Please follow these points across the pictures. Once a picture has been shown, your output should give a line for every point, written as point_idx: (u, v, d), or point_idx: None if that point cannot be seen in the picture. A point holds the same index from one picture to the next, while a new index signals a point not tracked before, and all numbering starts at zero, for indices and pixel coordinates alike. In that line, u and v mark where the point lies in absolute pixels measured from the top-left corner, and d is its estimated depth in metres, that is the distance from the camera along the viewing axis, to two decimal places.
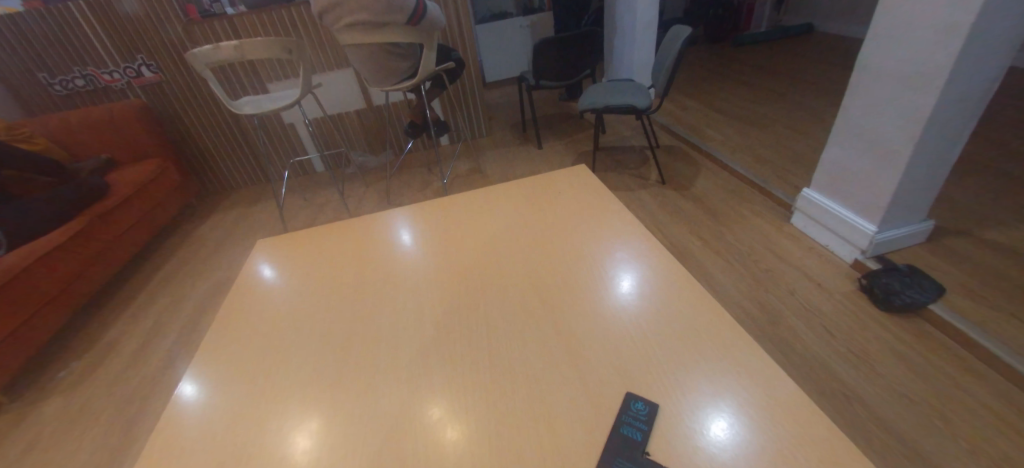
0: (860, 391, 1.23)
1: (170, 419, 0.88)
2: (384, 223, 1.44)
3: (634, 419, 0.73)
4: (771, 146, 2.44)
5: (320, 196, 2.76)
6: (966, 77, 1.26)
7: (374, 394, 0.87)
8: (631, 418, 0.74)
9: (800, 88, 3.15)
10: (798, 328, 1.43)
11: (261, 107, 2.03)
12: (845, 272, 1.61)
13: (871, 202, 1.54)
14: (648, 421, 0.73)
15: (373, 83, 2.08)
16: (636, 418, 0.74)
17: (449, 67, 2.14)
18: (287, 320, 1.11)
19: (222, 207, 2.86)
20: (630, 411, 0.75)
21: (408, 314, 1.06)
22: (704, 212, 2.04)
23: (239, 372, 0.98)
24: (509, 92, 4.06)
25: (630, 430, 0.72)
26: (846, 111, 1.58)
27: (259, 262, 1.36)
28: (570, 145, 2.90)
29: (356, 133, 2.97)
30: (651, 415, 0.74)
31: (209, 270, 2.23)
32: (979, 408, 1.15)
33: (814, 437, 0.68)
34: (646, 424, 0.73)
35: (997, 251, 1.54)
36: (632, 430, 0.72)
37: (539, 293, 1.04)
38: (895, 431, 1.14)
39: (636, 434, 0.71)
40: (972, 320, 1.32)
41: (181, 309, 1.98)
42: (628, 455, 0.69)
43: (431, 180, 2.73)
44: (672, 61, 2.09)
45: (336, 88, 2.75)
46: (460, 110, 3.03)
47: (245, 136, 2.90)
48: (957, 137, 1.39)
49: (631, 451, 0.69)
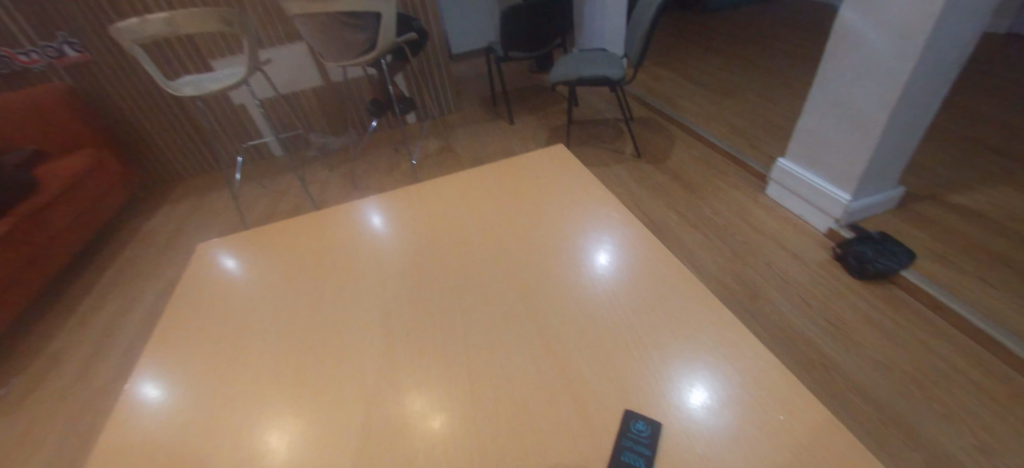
0: (837, 360, 1.26)
1: (119, 427, 0.80)
2: (349, 209, 1.32)
3: (635, 443, 0.64)
4: (744, 115, 2.43)
5: (279, 182, 2.60)
6: (943, 40, 1.23)
7: (339, 404, 0.78)
8: (632, 439, 0.65)
9: (770, 56, 3.15)
10: (776, 300, 1.44)
11: (203, 88, 1.85)
12: (820, 241, 1.63)
13: (846, 170, 1.54)
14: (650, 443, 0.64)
15: (328, 58, 1.92)
16: (638, 439, 0.65)
17: (411, 39, 1.99)
18: (242, 322, 0.99)
19: (172, 198, 2.65)
20: (630, 432, 0.66)
21: (377, 309, 0.96)
22: (681, 185, 2.02)
23: (195, 371, 0.89)
24: (477, 65, 3.90)
25: (632, 457, 0.63)
26: (822, 76, 1.54)
27: (216, 254, 1.24)
28: (542, 120, 2.81)
29: (315, 112, 2.78)
30: (654, 434, 0.65)
31: (161, 268, 2.07)
32: (948, 370, 1.19)
33: (828, 440, 0.61)
34: (648, 448, 0.64)
35: (962, 215, 1.59)
36: (635, 457, 0.62)
37: (519, 281, 0.96)
38: (872, 398, 1.16)
39: (639, 461, 0.62)
40: (942, 285, 1.36)
41: (133, 313, 1.83)
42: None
43: (400, 160, 2.60)
44: (646, 29, 2.01)
45: (290, 63, 2.55)
46: (427, 86, 2.87)
47: (192, 119, 2.68)
48: (931, 101, 1.38)
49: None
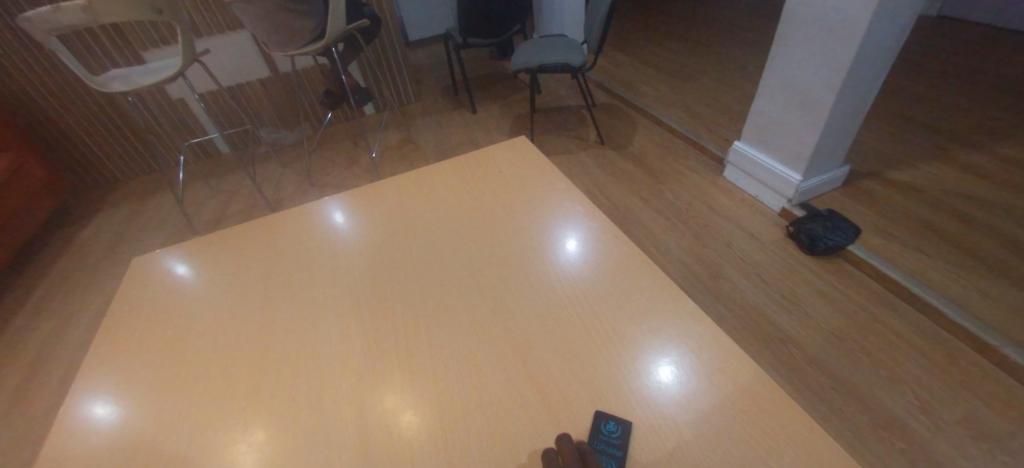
0: (794, 334, 1.33)
1: (58, 455, 0.73)
2: (307, 207, 1.25)
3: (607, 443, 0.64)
4: (701, 99, 2.49)
5: (228, 181, 2.44)
6: (882, 25, 1.29)
7: (304, 418, 0.74)
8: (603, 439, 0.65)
9: (723, 39, 3.23)
10: (737, 280, 1.50)
11: (134, 83, 1.70)
12: (775, 221, 1.71)
13: (796, 151, 1.61)
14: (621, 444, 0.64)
15: (273, 48, 1.81)
16: (609, 440, 0.65)
17: (363, 26, 1.90)
18: (193, 335, 0.92)
19: (108, 203, 2.44)
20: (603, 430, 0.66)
21: (341, 314, 0.92)
22: (643, 171, 2.05)
23: (142, 389, 0.83)
24: (435, 52, 3.79)
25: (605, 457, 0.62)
26: (773, 61, 1.59)
27: (162, 258, 1.15)
28: (505, 108, 2.78)
29: (264, 106, 2.63)
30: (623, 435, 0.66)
31: (101, 281, 1.91)
32: (891, 336, 1.29)
33: (791, 429, 0.64)
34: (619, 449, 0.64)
35: (900, 191, 1.70)
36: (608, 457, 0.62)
37: (488, 278, 0.94)
38: (825, 367, 1.24)
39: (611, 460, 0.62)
40: (885, 257, 1.46)
41: (70, 332, 1.69)
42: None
43: (359, 154, 2.51)
44: (604, 15, 2.00)
45: (232, 53, 2.38)
46: (383, 75, 2.77)
47: (125, 116, 2.46)
48: (872, 84, 1.45)
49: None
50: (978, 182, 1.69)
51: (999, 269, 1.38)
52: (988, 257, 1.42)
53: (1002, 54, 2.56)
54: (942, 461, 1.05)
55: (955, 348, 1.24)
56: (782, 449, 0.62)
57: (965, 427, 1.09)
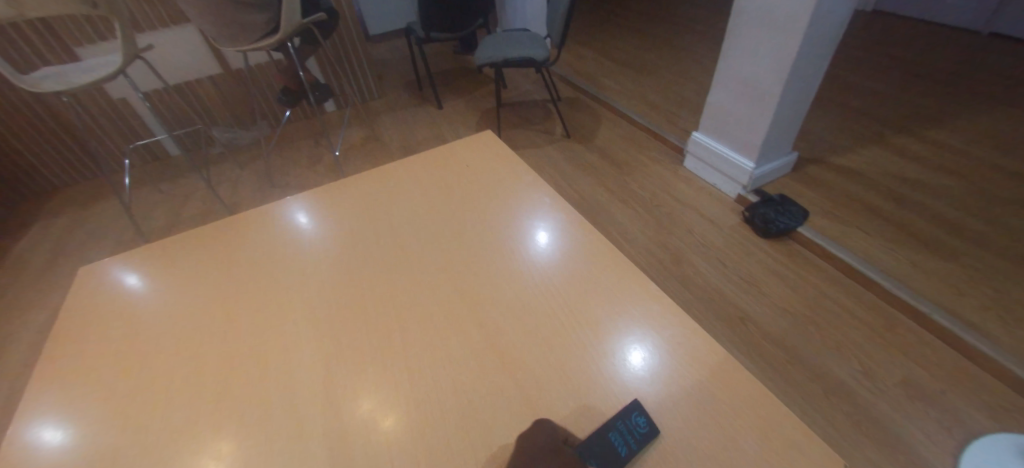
0: (751, 312, 1.41)
1: None
2: (268, 208, 1.21)
3: (630, 430, 0.65)
4: (661, 92, 2.57)
5: (180, 185, 2.32)
6: (822, 19, 1.37)
7: (273, 426, 0.73)
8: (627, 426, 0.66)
9: (680, 33, 3.34)
10: (698, 264, 1.58)
11: (67, 81, 1.58)
12: (732, 207, 1.80)
13: (749, 140, 1.70)
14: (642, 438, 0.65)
15: (223, 42, 1.72)
16: (636, 430, 0.65)
17: (320, 20, 1.84)
18: (151, 347, 0.88)
19: (46, 212, 2.27)
20: (629, 416, 0.67)
21: (310, 316, 0.90)
22: (608, 162, 2.10)
23: (95, 407, 0.79)
24: (397, 47, 3.71)
25: (616, 442, 0.64)
26: (726, 54, 1.66)
27: (111, 269, 1.08)
28: (470, 103, 2.77)
29: (215, 104, 2.50)
30: (650, 431, 0.66)
31: (41, 296, 1.78)
32: (838, 310, 1.39)
33: (752, 402, 0.68)
34: (638, 442, 0.64)
35: (843, 175, 1.82)
36: (622, 441, 0.64)
37: (459, 275, 0.94)
38: (780, 342, 1.33)
39: (621, 447, 0.64)
40: (831, 237, 1.57)
41: (10, 352, 1.57)
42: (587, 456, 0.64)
43: (321, 153, 2.44)
44: (565, 9, 2.03)
45: (177, 49, 2.25)
46: (343, 70, 2.69)
47: (58, 118, 2.28)
48: (815, 75, 1.55)
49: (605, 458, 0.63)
50: (911, 164, 1.84)
51: (930, 244, 1.51)
52: (922, 234, 1.55)
53: (931, 46, 2.77)
54: (885, 421, 1.14)
55: (893, 317, 1.36)
56: (740, 420, 0.66)
57: (903, 389, 1.20)
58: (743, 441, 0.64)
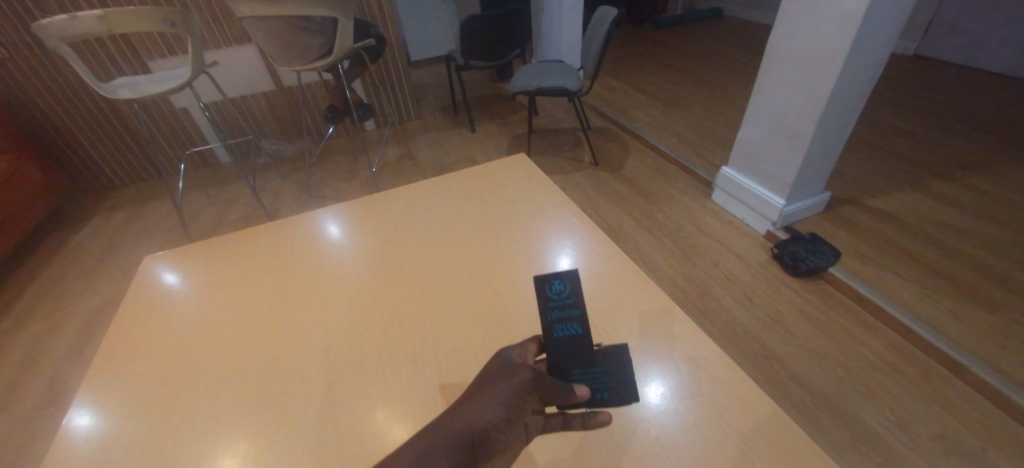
0: (777, 350, 1.37)
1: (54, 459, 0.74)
2: (306, 217, 1.28)
3: (561, 310, 0.65)
4: (692, 126, 2.59)
5: (226, 190, 2.47)
6: (858, 62, 1.38)
7: (298, 427, 0.76)
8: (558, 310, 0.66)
9: (713, 70, 3.38)
10: (724, 299, 1.55)
11: (140, 90, 1.73)
12: (760, 243, 1.77)
13: (780, 178, 1.69)
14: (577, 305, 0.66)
15: (280, 62, 1.86)
16: (562, 305, 0.65)
17: (369, 45, 1.97)
18: (192, 339, 0.94)
19: (104, 209, 2.44)
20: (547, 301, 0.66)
21: (338, 320, 0.95)
22: (635, 192, 2.12)
23: (137, 396, 0.84)
24: (436, 72, 3.89)
25: (564, 328, 0.65)
26: (759, 91, 1.68)
27: (161, 267, 1.16)
28: (503, 128, 2.86)
29: (265, 117, 2.67)
30: (573, 291, 0.66)
31: (93, 284, 1.91)
32: (870, 356, 1.33)
33: (773, 429, 0.68)
34: (575, 307, 0.66)
35: (879, 218, 1.78)
36: (568, 325, 0.65)
37: (483, 292, 0.97)
38: (807, 384, 1.28)
39: (575, 328, 0.65)
40: (864, 280, 1.52)
41: (59, 335, 1.67)
42: (577, 376, 0.64)
43: (358, 168, 2.55)
44: (600, 43, 2.10)
45: (237, 66, 2.44)
46: (385, 92, 2.83)
47: (125, 123, 2.49)
48: (849, 116, 1.55)
49: (581, 355, 0.65)
50: (952, 211, 1.78)
51: (972, 293, 1.45)
52: (963, 283, 1.48)
53: (978, 93, 2.71)
54: None
55: (929, 367, 1.30)
56: (762, 449, 0.66)
57: (939, 444, 1.13)
58: None
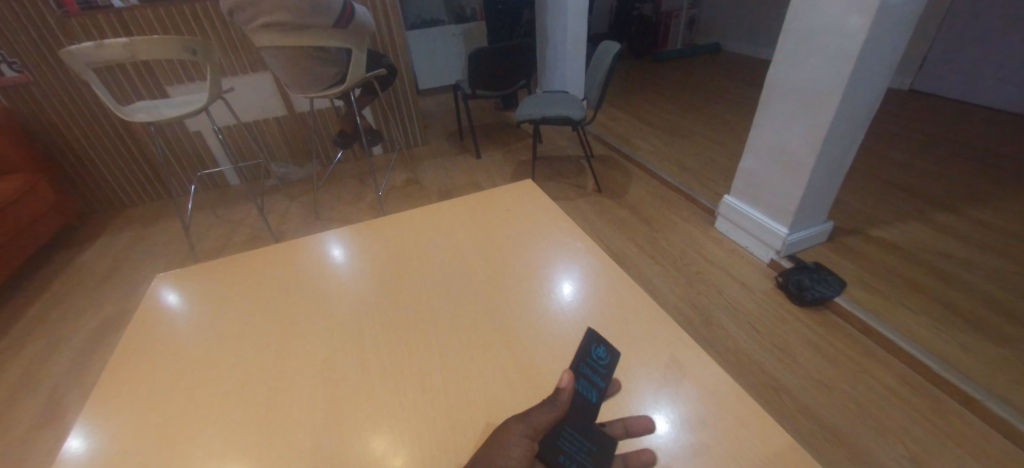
0: (784, 381, 1.35)
1: None
2: (314, 240, 1.29)
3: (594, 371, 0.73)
4: (693, 155, 2.64)
5: (234, 212, 2.50)
6: (855, 95, 1.42)
7: (299, 446, 0.75)
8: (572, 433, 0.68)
9: (714, 102, 3.47)
10: (729, 327, 1.54)
11: (158, 114, 1.79)
12: (764, 271, 1.78)
13: (782, 207, 1.71)
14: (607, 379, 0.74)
15: (294, 89, 1.92)
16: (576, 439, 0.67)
17: (381, 74, 2.04)
18: (195, 359, 0.94)
19: (113, 228, 2.47)
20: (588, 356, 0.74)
21: (342, 343, 0.94)
22: (639, 219, 2.14)
23: (139, 414, 0.83)
24: (444, 101, 4.00)
25: (586, 389, 0.71)
26: (758, 122, 1.73)
27: (167, 289, 1.16)
28: (508, 155, 2.92)
29: (277, 142, 2.74)
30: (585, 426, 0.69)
31: (97, 302, 1.91)
32: (878, 387, 1.31)
33: (777, 454, 0.67)
34: (602, 379, 0.73)
35: (882, 248, 1.79)
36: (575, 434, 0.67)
37: (489, 315, 0.97)
38: (815, 415, 1.26)
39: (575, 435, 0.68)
40: (870, 309, 1.52)
41: (59, 353, 1.67)
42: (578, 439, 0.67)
43: (365, 192, 2.60)
44: (603, 75, 2.17)
45: (252, 92, 2.53)
46: (393, 118, 2.91)
47: (140, 144, 2.55)
48: (849, 146, 1.57)
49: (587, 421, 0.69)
50: (956, 242, 1.78)
51: (979, 324, 1.44)
52: (969, 313, 1.48)
53: (975, 126, 2.76)
54: None
55: (940, 398, 1.27)
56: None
57: None
58: None
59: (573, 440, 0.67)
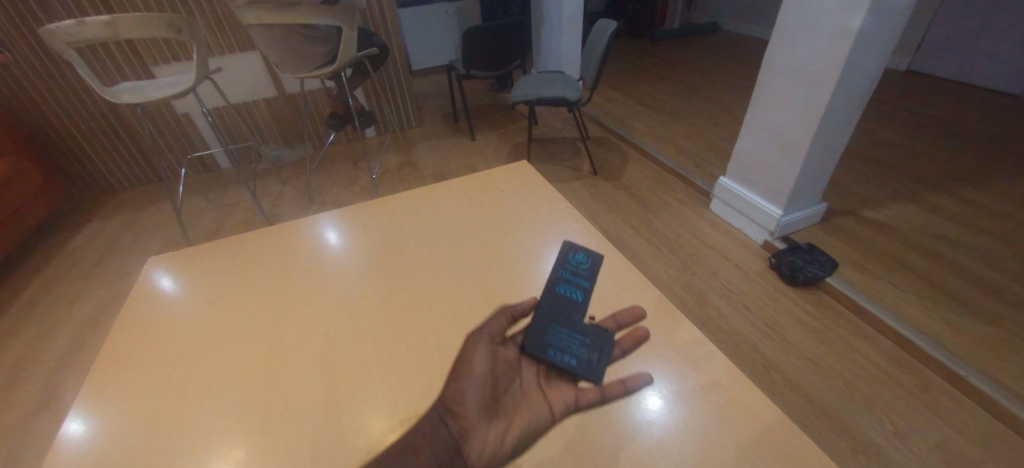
0: (775, 360, 1.38)
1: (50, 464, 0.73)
2: (309, 224, 1.28)
3: (572, 275, 0.88)
4: (689, 137, 2.62)
5: (226, 196, 2.47)
6: (853, 75, 1.41)
7: (297, 430, 0.76)
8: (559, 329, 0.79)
9: (710, 83, 3.43)
10: (722, 308, 1.56)
11: (144, 95, 1.74)
12: (758, 252, 1.79)
13: (778, 188, 1.71)
14: (589, 277, 0.88)
15: (284, 69, 1.88)
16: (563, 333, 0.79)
17: (373, 53, 1.99)
18: (191, 344, 0.94)
19: (103, 212, 2.44)
20: (566, 265, 0.90)
21: (339, 327, 0.94)
22: (634, 201, 2.13)
23: (136, 401, 0.83)
24: (437, 82, 3.93)
25: (570, 289, 0.85)
26: (755, 103, 1.71)
27: (159, 275, 1.15)
28: (503, 136, 2.89)
29: (267, 124, 2.69)
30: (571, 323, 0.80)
31: (89, 288, 1.90)
32: (867, 365, 1.34)
33: (768, 430, 0.69)
34: (585, 280, 0.87)
35: (874, 229, 1.80)
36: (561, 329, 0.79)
37: (485, 300, 0.96)
38: (805, 393, 1.29)
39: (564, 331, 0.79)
40: (860, 290, 1.54)
41: (54, 339, 1.66)
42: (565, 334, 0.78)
43: (359, 174, 2.57)
44: (599, 55, 2.13)
45: (240, 73, 2.47)
46: (385, 100, 2.86)
47: (127, 127, 2.50)
48: (845, 127, 1.56)
49: (571, 321, 0.81)
50: (948, 223, 1.80)
51: (967, 303, 1.46)
52: (957, 293, 1.50)
53: (971, 107, 2.75)
54: None
55: (926, 376, 1.30)
56: (756, 446, 0.67)
57: (939, 454, 1.13)
58: (758, 457, 0.66)
59: (562, 335, 0.78)
